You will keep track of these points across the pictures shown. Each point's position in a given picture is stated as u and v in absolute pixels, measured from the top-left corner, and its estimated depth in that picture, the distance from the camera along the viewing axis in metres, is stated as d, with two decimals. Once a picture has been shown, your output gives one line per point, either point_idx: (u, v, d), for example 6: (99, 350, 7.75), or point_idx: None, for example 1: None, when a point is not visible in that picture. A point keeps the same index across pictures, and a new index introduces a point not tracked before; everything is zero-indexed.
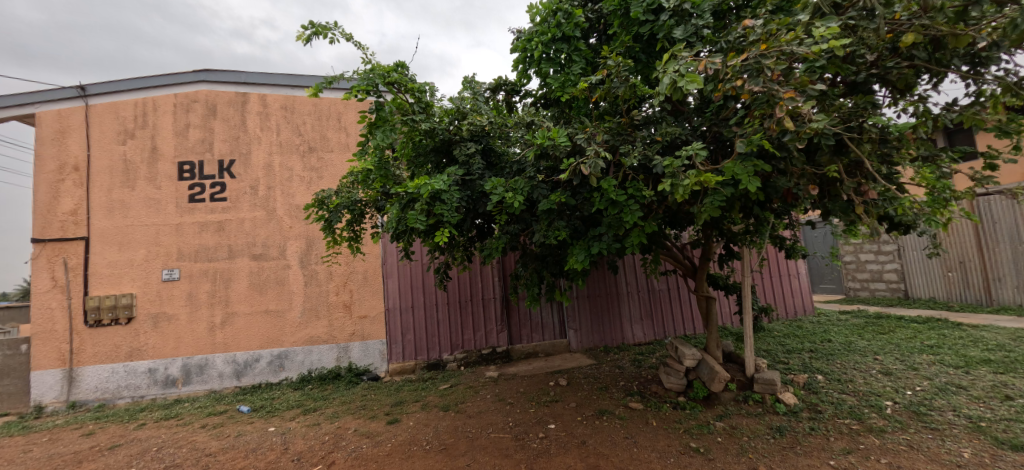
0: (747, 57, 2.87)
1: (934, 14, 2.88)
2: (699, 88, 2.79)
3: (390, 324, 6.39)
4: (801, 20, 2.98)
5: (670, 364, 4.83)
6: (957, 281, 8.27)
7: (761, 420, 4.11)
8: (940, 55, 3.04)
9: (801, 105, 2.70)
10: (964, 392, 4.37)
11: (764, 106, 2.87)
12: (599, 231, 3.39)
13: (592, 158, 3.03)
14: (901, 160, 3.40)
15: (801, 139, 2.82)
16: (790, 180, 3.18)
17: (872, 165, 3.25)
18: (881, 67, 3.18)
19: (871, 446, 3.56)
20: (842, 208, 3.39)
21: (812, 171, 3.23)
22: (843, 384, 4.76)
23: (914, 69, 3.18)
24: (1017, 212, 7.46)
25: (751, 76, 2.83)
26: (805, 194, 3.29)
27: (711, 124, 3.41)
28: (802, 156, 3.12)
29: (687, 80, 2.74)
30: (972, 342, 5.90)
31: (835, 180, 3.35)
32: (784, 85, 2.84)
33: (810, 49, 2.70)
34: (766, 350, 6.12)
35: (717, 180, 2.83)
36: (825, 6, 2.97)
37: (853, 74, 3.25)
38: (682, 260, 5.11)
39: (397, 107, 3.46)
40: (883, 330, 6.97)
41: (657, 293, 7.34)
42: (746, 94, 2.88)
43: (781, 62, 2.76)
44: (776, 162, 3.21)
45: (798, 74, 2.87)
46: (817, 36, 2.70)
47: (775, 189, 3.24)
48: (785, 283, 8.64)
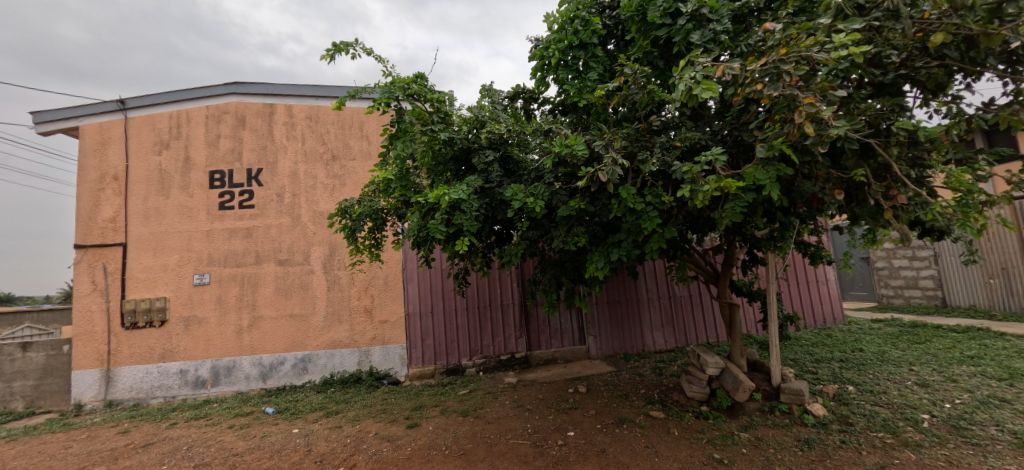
0: (766, 62, 2.83)
1: (966, 12, 2.78)
2: (715, 95, 2.76)
3: (410, 329, 6.47)
4: (820, 24, 2.95)
5: (692, 372, 4.78)
6: (1000, 288, 7.90)
7: (788, 431, 4.00)
8: (974, 54, 2.94)
9: (822, 109, 2.62)
10: (1008, 406, 4.15)
11: (785, 110, 2.81)
12: (618, 237, 3.37)
13: (609, 165, 3.00)
14: (934, 163, 3.28)
15: (822, 143, 2.76)
16: (815, 185, 3.12)
17: (902, 168, 3.15)
18: (910, 66, 3.10)
19: (906, 462, 3.42)
20: (870, 213, 3.30)
21: (838, 175, 3.17)
22: (875, 395, 4.58)
23: (946, 69, 3.09)
24: None
25: (770, 81, 2.80)
26: (831, 199, 3.21)
27: (732, 128, 3.36)
28: (827, 161, 3.05)
29: (702, 89, 2.72)
30: (1017, 354, 5.61)
31: (862, 184, 3.29)
32: (804, 90, 2.77)
33: (830, 54, 2.65)
34: (793, 359, 5.96)
35: (738, 186, 2.79)
36: (847, 8, 2.91)
37: (881, 75, 3.17)
38: (703, 267, 5.05)
39: (417, 116, 3.59)
40: (919, 339, 6.69)
41: (679, 300, 7.22)
42: (765, 99, 2.84)
43: (801, 67, 2.70)
44: (800, 166, 3.14)
45: (819, 78, 2.80)
46: (837, 41, 2.65)
47: (800, 194, 3.18)
48: (812, 291, 8.40)
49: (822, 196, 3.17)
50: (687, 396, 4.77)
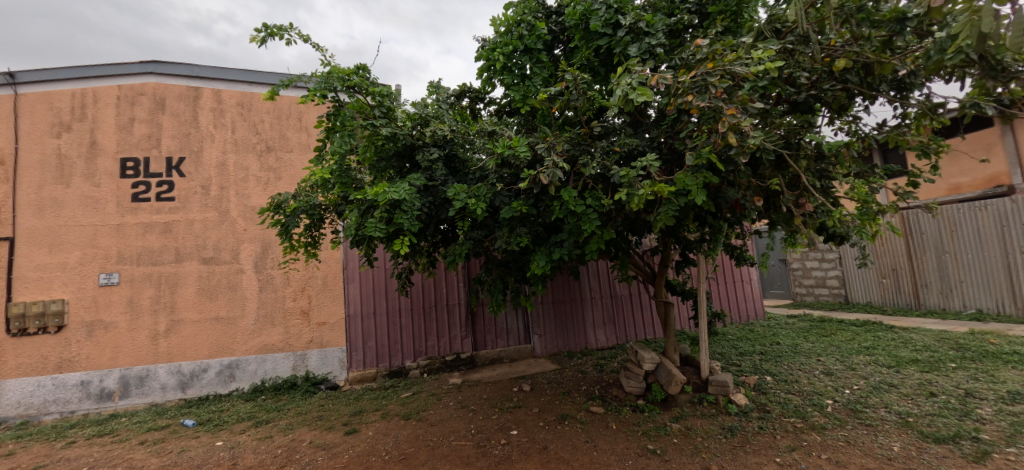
0: (695, 75, 3.05)
1: (864, 42, 3.15)
2: (649, 101, 2.90)
3: (351, 330, 6.23)
4: (743, 43, 3.21)
5: (630, 368, 5.00)
6: (890, 287, 9.02)
7: (714, 420, 4.29)
8: (870, 80, 3.34)
9: (742, 120, 2.83)
10: (895, 390, 4.73)
11: (711, 121, 3.00)
12: (560, 238, 3.47)
13: (550, 168, 3.07)
14: (837, 176, 3.68)
15: (743, 153, 2.98)
16: (738, 192, 3.39)
17: (810, 179, 3.51)
18: (819, 88, 3.43)
19: (813, 443, 3.78)
20: (784, 219, 3.65)
21: (758, 184, 3.46)
22: (789, 384, 5.04)
23: (847, 92, 3.47)
24: (939, 225, 8.30)
25: (698, 93, 3.01)
26: (751, 205, 3.50)
27: (667, 136, 3.55)
28: (748, 170, 3.32)
29: (637, 94, 2.84)
30: (903, 344, 6.42)
31: (777, 193, 3.62)
32: (727, 102, 2.98)
33: (749, 69, 2.88)
34: (720, 353, 6.42)
35: (671, 190, 2.97)
36: (766, 32, 3.21)
37: (795, 94, 3.51)
38: (642, 267, 5.32)
39: (357, 110, 3.43)
40: (826, 333, 7.46)
41: (620, 299, 7.52)
42: (694, 110, 3.02)
43: (724, 80, 2.90)
44: (725, 174, 3.40)
45: (740, 92, 3.01)
46: (755, 58, 2.88)
47: (725, 200, 3.45)
48: (738, 289, 9.09)
49: (744, 202, 3.45)
50: (624, 390, 4.98)
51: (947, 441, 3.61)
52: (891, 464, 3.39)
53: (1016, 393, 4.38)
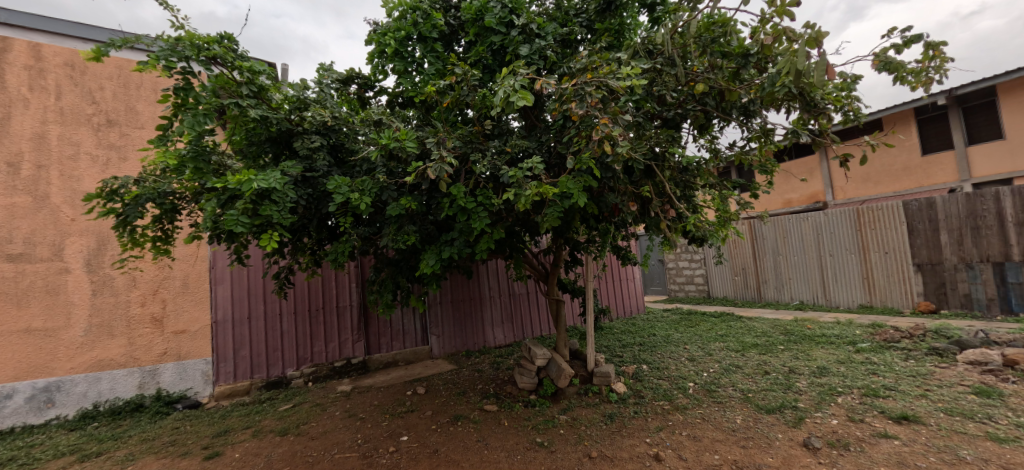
0: (575, 83, 3.24)
1: (717, 71, 3.69)
2: (530, 105, 3.01)
3: (217, 339, 5.48)
4: (621, 58, 3.52)
5: (523, 365, 5.15)
6: (740, 283, 10.61)
7: (597, 409, 4.60)
8: (724, 105, 3.88)
9: (613, 130, 3.05)
10: (740, 370, 5.54)
11: (589, 129, 3.21)
12: (451, 236, 3.44)
13: (436, 163, 3.02)
14: (697, 187, 4.23)
15: (618, 161, 3.24)
16: (617, 197, 3.70)
17: (674, 188, 3.99)
18: (683, 107, 3.91)
19: (676, 422, 4.25)
20: (653, 223, 4.08)
21: (633, 191, 3.82)
22: (660, 371, 5.62)
23: (706, 113, 3.98)
24: (774, 232, 9.99)
25: (579, 101, 3.21)
26: (627, 209, 3.85)
27: (555, 141, 3.74)
28: (625, 177, 3.64)
29: (518, 97, 2.94)
30: (747, 331, 7.57)
31: (648, 200, 4.04)
32: (602, 112, 3.22)
33: (619, 84, 3.13)
34: (606, 346, 6.93)
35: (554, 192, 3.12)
36: (640, 51, 3.59)
37: (665, 111, 3.96)
38: (536, 266, 5.53)
39: (221, 85, 3.04)
40: (692, 324, 8.48)
41: (517, 297, 7.72)
42: (575, 116, 3.21)
43: (599, 92, 3.12)
44: (605, 180, 3.68)
45: (613, 105, 3.25)
46: (625, 73, 3.15)
47: (606, 204, 3.74)
48: (621, 286, 9.90)
49: (621, 206, 3.78)
50: (516, 387, 5.11)
51: (775, 411, 4.33)
52: (734, 435, 3.96)
53: (823, 368, 5.41)
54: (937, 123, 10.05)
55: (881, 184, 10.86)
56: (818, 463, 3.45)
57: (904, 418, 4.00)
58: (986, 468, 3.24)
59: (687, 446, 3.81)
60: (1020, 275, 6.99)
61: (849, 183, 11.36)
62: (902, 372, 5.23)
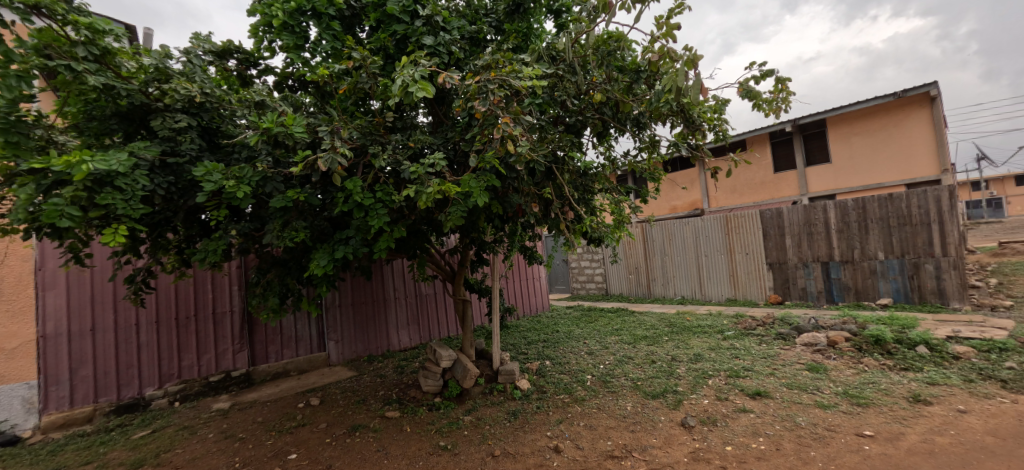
0: (479, 79, 3.21)
1: (613, 83, 4.00)
2: (430, 96, 2.92)
3: (46, 358, 4.42)
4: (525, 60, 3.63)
5: (428, 367, 4.96)
6: (633, 281, 11.51)
7: (501, 407, 4.59)
8: (620, 116, 4.20)
9: (514, 129, 3.09)
10: (632, 361, 5.96)
11: (492, 128, 3.21)
12: (346, 234, 3.16)
13: (328, 153, 2.78)
14: (595, 189, 4.52)
15: (521, 162, 3.26)
16: (520, 197, 3.77)
17: (573, 191, 4.16)
18: (583, 114, 4.17)
19: (575, 413, 4.41)
20: (553, 224, 4.21)
21: (535, 192, 3.97)
22: (561, 365, 5.82)
23: (604, 122, 4.26)
24: (661, 234, 10.97)
25: (483, 99, 3.19)
26: (530, 210, 3.93)
27: (461, 139, 3.66)
28: (528, 178, 3.69)
29: (418, 87, 2.84)
30: (638, 325, 8.20)
31: (550, 201, 4.17)
32: (504, 111, 3.25)
33: (521, 83, 3.19)
34: (511, 344, 7.00)
35: (456, 192, 3.02)
36: (543, 56, 3.80)
37: (568, 116, 4.16)
38: (442, 266, 5.34)
39: (47, 43, 2.51)
40: (592, 319, 8.96)
41: (424, 298, 7.46)
42: (478, 114, 3.18)
43: (501, 90, 3.15)
44: (509, 181, 3.69)
45: (514, 104, 3.30)
46: (526, 74, 3.22)
47: (509, 204, 3.75)
48: (527, 286, 10.11)
49: (524, 206, 3.86)
50: (418, 391, 4.91)
51: (659, 396, 4.71)
52: (625, 421, 4.22)
53: (699, 355, 6.04)
54: (784, 146, 11.85)
55: (745, 195, 12.56)
56: (693, 440, 3.81)
57: (759, 394, 4.61)
58: (817, 431, 3.85)
59: (584, 436, 3.96)
60: (840, 271, 8.51)
61: (720, 193, 12.95)
62: (757, 355, 6.04)
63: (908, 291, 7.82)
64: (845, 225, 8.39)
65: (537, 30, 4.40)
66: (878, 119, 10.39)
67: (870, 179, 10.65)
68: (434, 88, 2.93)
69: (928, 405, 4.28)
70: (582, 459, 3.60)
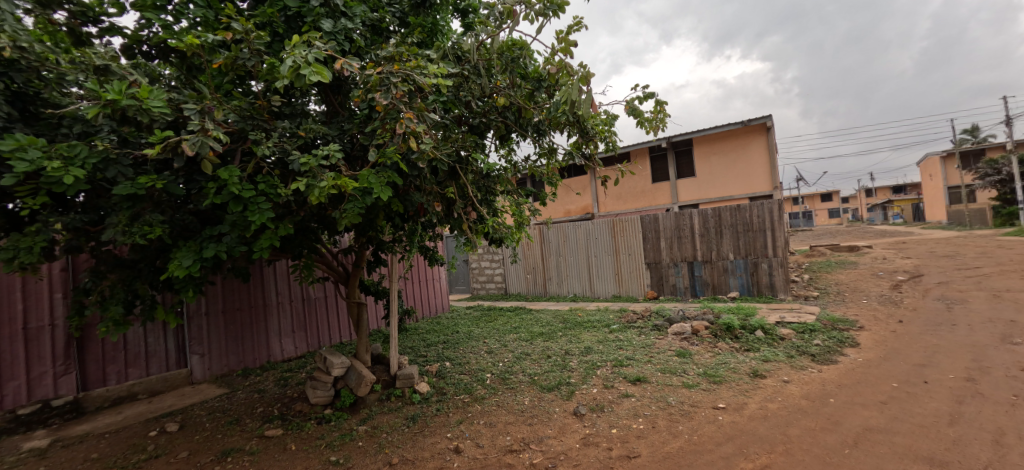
0: (382, 71, 3.32)
1: (515, 90, 4.50)
2: (324, 82, 2.98)
3: None
4: (430, 57, 3.89)
5: (317, 376, 4.63)
6: (530, 280, 12.05)
7: (398, 413, 4.48)
8: (521, 121, 4.73)
9: (417, 126, 3.16)
10: (529, 357, 6.27)
11: (393, 122, 3.29)
12: (219, 230, 2.94)
13: (198, 136, 2.69)
14: (496, 191, 4.81)
15: (423, 159, 3.37)
16: (423, 196, 3.73)
17: (474, 192, 4.26)
18: (487, 117, 4.56)
19: (475, 413, 4.50)
20: (457, 224, 4.27)
21: (438, 191, 3.94)
22: (461, 365, 5.89)
23: (507, 126, 4.77)
24: (557, 237, 11.62)
25: (385, 91, 3.30)
26: (432, 209, 3.91)
27: (359, 131, 3.63)
28: (430, 177, 3.71)
29: (313, 70, 2.90)
30: (533, 322, 8.61)
31: (453, 202, 4.21)
32: (406, 106, 3.34)
33: (427, 80, 3.34)
34: (410, 347, 6.84)
35: (354, 187, 3.03)
36: (449, 55, 4.14)
37: (472, 118, 4.51)
38: (335, 267, 5.12)
39: None
40: (491, 319, 9.14)
41: (312, 302, 6.89)
42: (379, 106, 3.22)
43: (405, 84, 3.31)
44: (411, 179, 3.66)
45: (417, 100, 3.40)
46: (431, 72, 3.35)
47: (411, 203, 3.70)
48: (427, 287, 9.95)
49: (427, 206, 3.82)
50: (305, 403, 4.58)
51: (554, 388, 5.03)
52: (523, 415, 4.43)
53: (589, 348, 6.57)
54: (660, 162, 13.42)
55: (628, 202, 13.93)
56: (585, 427, 4.16)
57: (639, 380, 5.20)
58: (684, 408, 4.48)
59: (483, 434, 4.07)
60: (701, 269, 9.92)
61: (608, 199, 14.20)
62: (637, 345, 6.79)
63: (750, 285, 9.42)
64: (707, 230, 9.82)
65: (444, 26, 4.63)
66: (731, 142, 12.35)
67: (724, 192, 12.58)
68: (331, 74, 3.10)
69: (764, 379, 5.25)
70: (482, 457, 3.70)
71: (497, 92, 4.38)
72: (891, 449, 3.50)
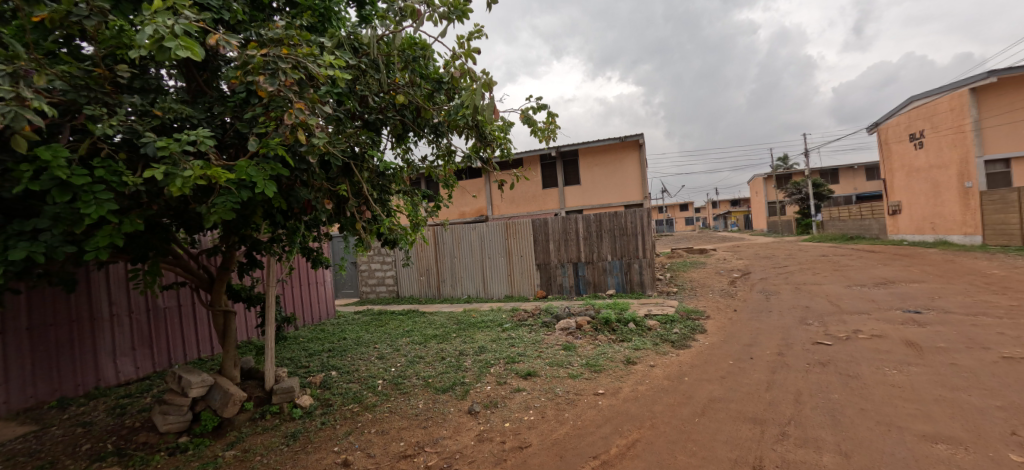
0: (267, 54, 3.21)
1: (415, 89, 4.55)
2: (197, 59, 2.73)
3: None
4: (324, 45, 3.80)
5: (168, 401, 4.10)
6: (425, 282, 11.86)
7: (275, 432, 4.23)
8: (419, 120, 4.74)
9: (308, 117, 3.11)
10: (423, 360, 6.30)
11: (280, 110, 3.17)
12: (36, 224, 2.44)
13: (8, 107, 2.22)
14: (390, 191, 4.77)
15: (314, 153, 3.27)
16: (310, 192, 3.57)
17: (369, 190, 4.19)
18: (384, 114, 4.57)
19: (365, 422, 4.41)
20: (349, 223, 4.18)
21: (327, 187, 3.83)
22: (349, 374, 5.70)
23: (402, 124, 4.74)
24: (452, 238, 11.66)
25: (270, 76, 3.15)
26: (321, 206, 3.77)
27: (233, 114, 3.43)
28: (320, 172, 3.57)
29: (181, 45, 2.62)
30: (427, 324, 8.59)
31: (345, 199, 4.10)
32: (296, 95, 3.25)
33: (321, 70, 3.31)
34: (289, 358, 6.32)
35: (228, 178, 2.83)
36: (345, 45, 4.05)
37: (367, 114, 4.45)
38: (196, 271, 4.71)
39: None
40: (382, 323, 8.83)
41: (162, 313, 5.98)
42: (263, 92, 3.09)
43: (295, 71, 3.20)
44: (298, 173, 3.51)
45: (310, 91, 3.34)
46: (326, 61, 3.33)
47: (297, 199, 3.51)
48: (311, 291, 9.23)
49: (315, 202, 3.72)
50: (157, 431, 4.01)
51: (448, 389, 5.16)
52: (417, 419, 4.47)
53: (482, 347, 6.82)
54: (548, 169, 14.34)
55: (519, 205, 14.60)
56: (478, 424, 4.35)
57: (529, 374, 5.59)
58: (569, 396, 4.96)
59: (376, 443, 4.01)
60: (584, 269, 10.89)
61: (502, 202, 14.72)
62: (528, 341, 7.25)
63: (625, 283, 10.63)
64: (590, 234, 10.80)
65: (340, 14, 4.93)
66: (610, 155, 13.76)
67: (604, 200, 13.94)
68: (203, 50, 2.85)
69: (635, 365, 6.06)
70: (374, 466, 3.64)
71: (396, 89, 4.35)
72: (726, 413, 4.34)
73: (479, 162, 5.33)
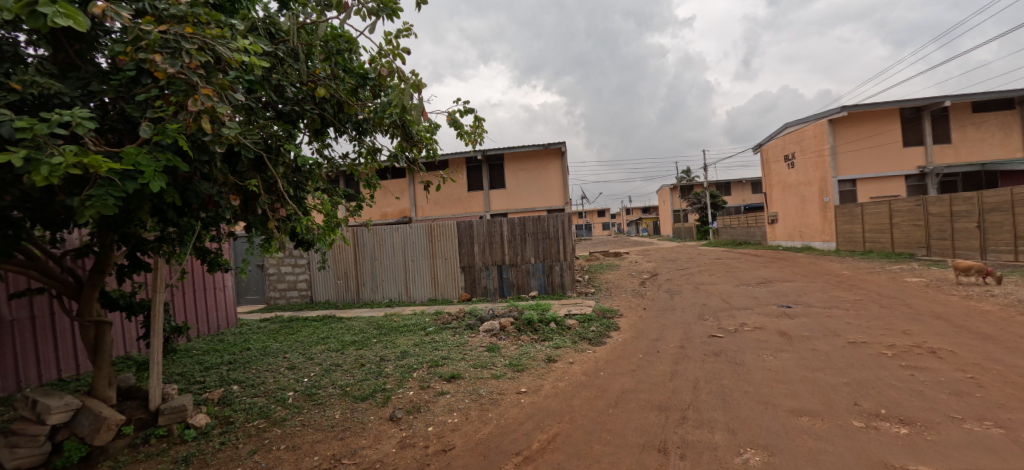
0: (164, 31, 2.82)
1: (338, 82, 4.26)
2: (79, 30, 2.35)
3: None
4: (235, 27, 3.44)
5: (18, 431, 3.48)
6: (342, 286, 11.25)
7: (163, 457, 3.77)
8: (341, 116, 4.46)
9: (215, 104, 2.82)
10: (339, 368, 6.01)
11: (181, 94, 2.84)
12: None
13: None
14: (306, 189, 4.48)
15: (220, 144, 2.99)
16: (212, 187, 3.22)
17: (283, 187, 3.88)
18: (301, 107, 4.19)
19: (273, 438, 4.10)
20: (259, 221, 3.85)
21: (234, 182, 3.44)
22: (255, 388, 5.25)
23: (322, 120, 4.39)
24: (373, 240, 11.20)
25: (169, 55, 2.79)
26: (226, 203, 3.42)
27: (116, 96, 3.00)
28: (224, 165, 3.24)
29: (58, 13, 2.24)
30: (344, 331, 8.17)
31: (254, 196, 3.77)
32: (203, 80, 2.92)
33: (232, 54, 3.00)
34: (179, 374, 5.63)
35: (110, 167, 2.47)
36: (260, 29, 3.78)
37: (281, 104, 4.08)
38: (58, 275, 4.01)
39: None
40: (292, 331, 8.20)
41: (6, 327, 4.96)
42: (160, 73, 2.73)
43: (201, 53, 2.86)
44: (198, 165, 3.16)
45: (219, 76, 3.03)
46: (239, 45, 3.04)
47: (195, 194, 3.15)
48: (208, 297, 8.30)
49: (218, 199, 3.33)
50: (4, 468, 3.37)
51: (368, 397, 4.98)
52: (333, 430, 4.26)
53: (404, 352, 6.67)
54: (473, 172, 14.40)
55: (444, 208, 14.46)
56: (400, 430, 4.26)
57: (453, 377, 5.59)
58: (493, 397, 5.07)
59: (286, 459, 3.74)
60: (508, 272, 11.10)
61: (427, 204, 14.47)
62: (452, 344, 7.23)
63: (547, 285, 11.05)
64: (513, 237, 11.03)
65: None
66: (533, 161, 14.22)
67: (526, 204, 14.34)
68: (87, 20, 2.47)
69: (556, 363, 6.35)
70: None
71: (317, 81, 4.09)
72: (636, 403, 4.74)
73: (405, 161, 5.22)
